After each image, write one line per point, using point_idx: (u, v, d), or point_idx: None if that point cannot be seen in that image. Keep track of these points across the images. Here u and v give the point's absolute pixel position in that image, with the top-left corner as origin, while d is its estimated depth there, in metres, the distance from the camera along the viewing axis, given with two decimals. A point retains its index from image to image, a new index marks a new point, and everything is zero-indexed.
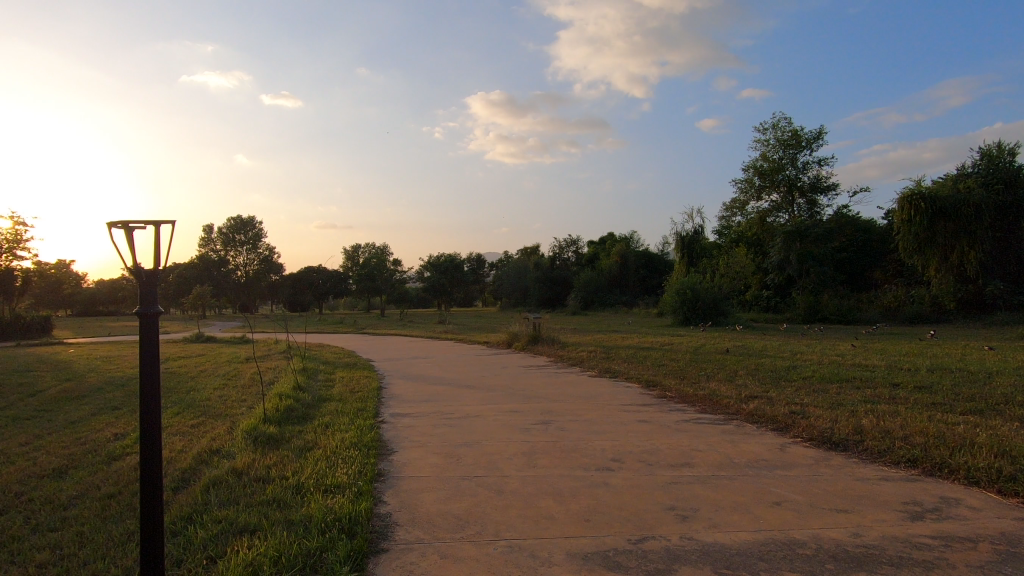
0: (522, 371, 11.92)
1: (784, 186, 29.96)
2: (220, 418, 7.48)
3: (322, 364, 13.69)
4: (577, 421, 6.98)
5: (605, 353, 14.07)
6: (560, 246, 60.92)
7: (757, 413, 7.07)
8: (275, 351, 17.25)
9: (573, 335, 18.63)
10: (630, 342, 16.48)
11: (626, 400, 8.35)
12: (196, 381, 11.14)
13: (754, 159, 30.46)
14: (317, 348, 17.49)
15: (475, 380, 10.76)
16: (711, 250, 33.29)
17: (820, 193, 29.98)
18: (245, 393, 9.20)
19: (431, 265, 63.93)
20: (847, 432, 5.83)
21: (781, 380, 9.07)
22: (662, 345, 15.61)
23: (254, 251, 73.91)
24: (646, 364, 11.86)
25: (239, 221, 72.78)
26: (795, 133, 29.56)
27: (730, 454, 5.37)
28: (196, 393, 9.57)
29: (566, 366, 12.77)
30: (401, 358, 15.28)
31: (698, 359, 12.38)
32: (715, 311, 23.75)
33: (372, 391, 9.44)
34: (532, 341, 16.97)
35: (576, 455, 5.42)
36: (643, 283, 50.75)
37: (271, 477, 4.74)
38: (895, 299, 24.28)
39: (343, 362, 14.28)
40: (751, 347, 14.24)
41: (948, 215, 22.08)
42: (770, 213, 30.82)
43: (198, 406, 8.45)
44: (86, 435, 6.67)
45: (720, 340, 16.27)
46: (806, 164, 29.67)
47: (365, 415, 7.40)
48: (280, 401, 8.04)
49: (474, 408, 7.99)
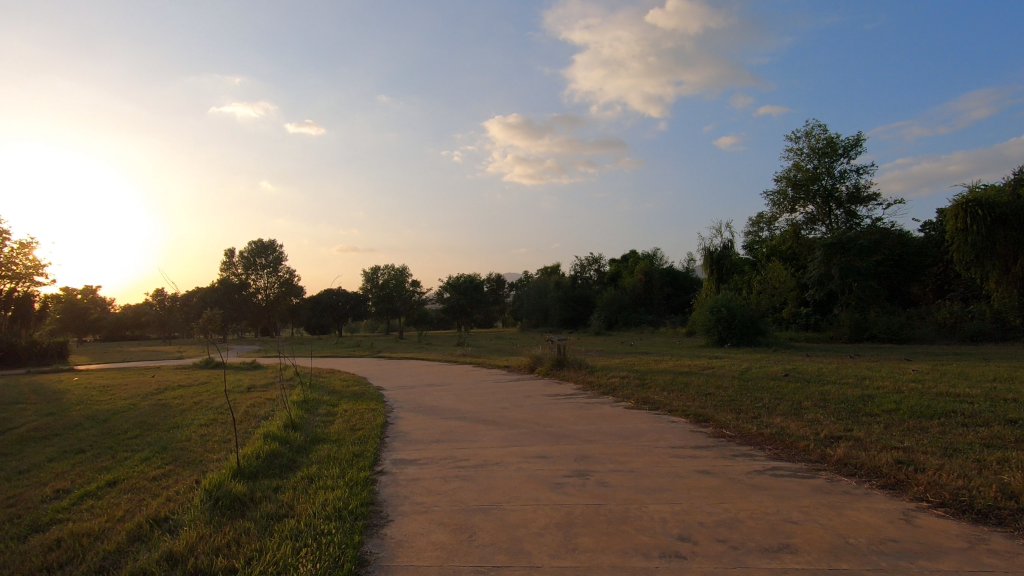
0: (547, 402, 10.54)
1: (820, 197, 28.36)
2: (189, 467, 6.25)
3: (326, 394, 12.48)
4: (622, 473, 5.58)
5: (638, 379, 12.62)
6: (581, 265, 59.51)
7: (851, 462, 5.57)
8: (282, 378, 16.14)
9: (601, 358, 17.19)
10: (664, 366, 14.97)
11: (676, 441, 6.92)
12: (183, 416, 9.99)
13: (786, 169, 28.91)
14: (326, 376, 16.35)
15: (493, 413, 9.42)
16: (742, 265, 31.56)
17: (859, 204, 28.25)
18: (229, 432, 7.98)
19: (450, 286, 62.98)
20: (993, 496, 4.34)
21: (862, 415, 7.53)
22: (702, 369, 14.08)
23: (275, 275, 73.28)
24: (688, 393, 10.38)
25: (260, 246, 72.51)
26: (830, 140, 27.91)
27: (842, 532, 3.93)
28: (178, 432, 8.40)
29: (596, 395, 11.33)
30: (414, 386, 14.02)
31: (748, 385, 10.87)
32: (752, 330, 22.03)
33: (375, 428, 8.16)
34: (557, 365, 15.60)
35: (629, 531, 4.03)
36: (668, 302, 49.08)
37: (213, 571, 3.45)
38: (950, 314, 22.34)
39: (352, 392, 13.06)
40: (803, 371, 12.66)
41: (1010, 224, 20.34)
42: (805, 225, 29.16)
43: (172, 450, 7.23)
44: (19, 493, 5.48)
45: (766, 363, 14.64)
46: (843, 173, 28.01)
47: (362, 463, 6.09)
48: (263, 444, 6.79)
49: (493, 453, 6.65)
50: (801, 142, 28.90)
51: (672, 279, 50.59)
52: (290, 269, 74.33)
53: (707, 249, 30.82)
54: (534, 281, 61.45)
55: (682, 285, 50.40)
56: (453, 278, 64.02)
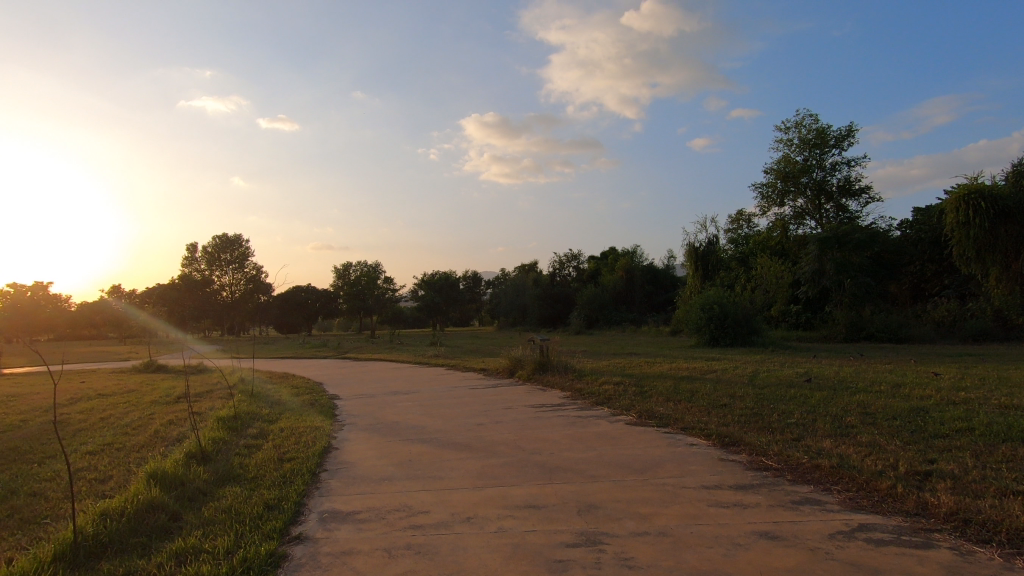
0: (531, 417, 8.79)
1: (810, 190, 27.24)
2: (15, 532, 4.25)
3: (268, 407, 10.46)
4: (651, 541, 3.81)
5: (634, 385, 10.99)
6: (560, 261, 57.90)
7: (975, 520, 3.91)
8: (224, 385, 14.02)
9: (589, 361, 15.50)
10: (661, 369, 13.38)
11: (710, 479, 5.22)
12: (72, 439, 7.85)
13: (775, 161, 27.68)
14: (276, 383, 14.27)
15: (466, 433, 7.60)
16: (728, 262, 30.37)
17: (850, 196, 27.21)
18: (111, 469, 5.96)
19: (424, 283, 60.79)
20: None
21: (933, 438, 5.95)
22: (703, 373, 12.52)
23: (240, 270, 69.07)
24: (699, 404, 8.75)
25: (224, 241, 68.23)
26: (821, 131, 26.70)
27: None
28: (49, 465, 6.35)
29: (588, 406, 9.62)
30: (376, 395, 12.11)
31: (766, 394, 9.28)
32: (746, 329, 20.60)
33: (312, 459, 6.25)
34: (539, 369, 13.88)
35: None
36: (649, 300, 47.94)
37: None
38: (948, 312, 21.41)
39: (301, 404, 11.10)
40: (820, 376, 11.16)
41: (1013, 217, 19.34)
42: (794, 220, 28.07)
43: (16, 496, 5.21)
44: None
45: (773, 367, 13.15)
46: (834, 165, 26.90)
47: (269, 526, 4.18)
48: (139, 491, 4.82)
49: (465, 501, 4.82)
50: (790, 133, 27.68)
51: (652, 276, 49.40)
52: (257, 264, 70.67)
53: (692, 245, 29.52)
54: (511, 278, 59.74)
55: (662, 283, 49.23)
56: (428, 275, 61.85)
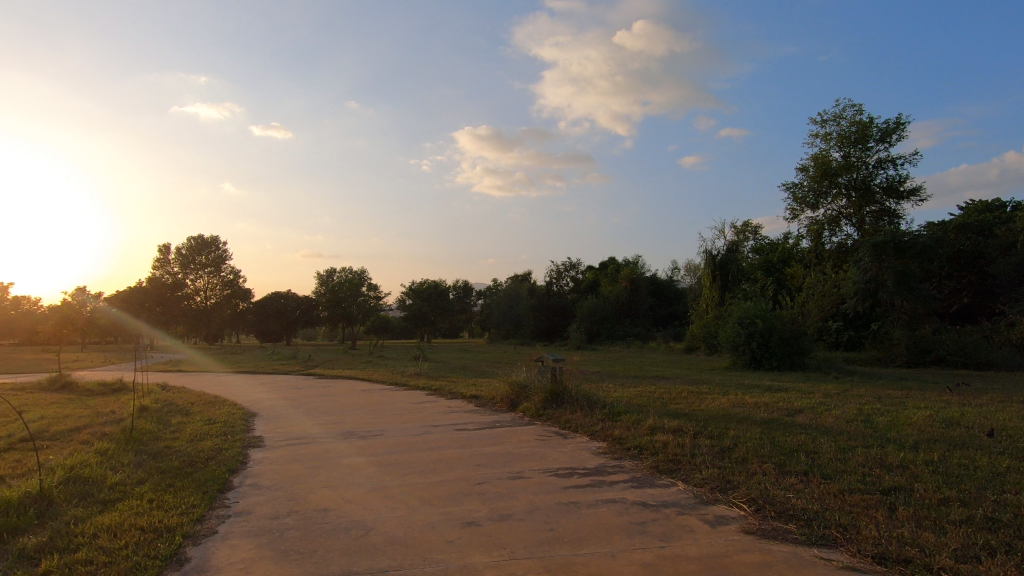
0: (559, 506, 5.00)
1: (851, 190, 23.97)
2: None
3: (135, 463, 6.59)
4: None
5: (703, 436, 7.29)
6: (557, 270, 54.27)
7: None
8: (115, 414, 10.06)
9: (614, 390, 11.76)
10: (720, 405, 9.70)
11: None
12: None
13: (812, 158, 24.37)
14: (189, 414, 10.34)
15: (442, 564, 3.79)
16: (752, 271, 26.97)
17: (896, 198, 23.79)
18: None
19: (412, 291, 56.96)
20: None
21: None
22: (788, 414, 8.85)
23: (217, 274, 65.25)
24: (853, 487, 5.05)
25: (200, 242, 64.27)
26: (864, 124, 23.46)
27: None
28: None
29: (647, 477, 5.90)
30: (319, 439, 8.29)
31: (948, 465, 5.59)
32: (796, 349, 16.98)
33: None
34: (551, 400, 10.21)
35: None
36: (653, 313, 44.51)
37: None
38: None
39: (196, 452, 7.18)
40: (974, 426, 7.54)
41: None
42: (829, 225, 24.87)
43: None
44: None
45: (877, 406, 9.51)
46: (879, 163, 23.59)
47: None
48: None
49: None
50: (826, 126, 24.43)
51: (656, 288, 45.91)
52: (234, 268, 66.61)
53: (710, 252, 26.17)
54: (504, 288, 56.12)
55: (667, 295, 45.76)
56: (416, 283, 58.07)
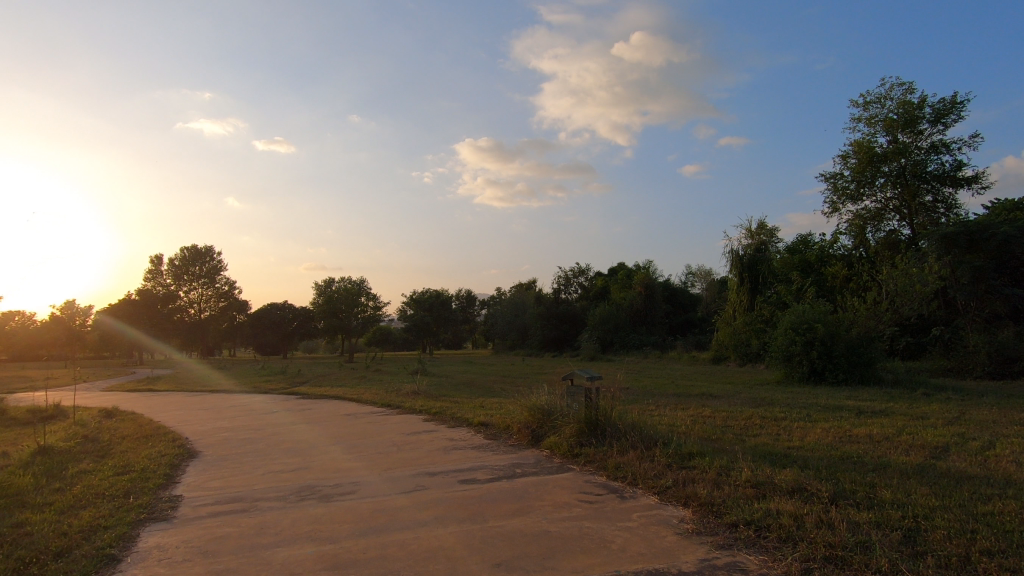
0: None
1: (899, 179, 21.42)
2: None
3: None
4: None
5: (848, 504, 4.63)
6: (565, 277, 51.55)
7: None
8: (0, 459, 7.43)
9: (664, 415, 9.11)
10: (822, 441, 7.02)
11: None
12: None
13: (854, 145, 21.89)
14: (102, 457, 7.69)
15: None
16: (788, 273, 24.39)
17: (952, 186, 21.12)
18: None
19: (413, 301, 54.14)
20: None
21: None
22: (935, 456, 6.15)
23: (211, 286, 62.68)
24: None
25: (193, 252, 61.73)
26: (913, 105, 20.93)
27: None
28: None
29: None
30: (263, 503, 5.66)
31: None
32: (865, 360, 14.29)
33: None
34: (587, 433, 7.59)
35: None
36: (667, 320, 41.77)
37: None
38: None
39: (51, 539, 4.54)
40: None
41: None
42: (873, 220, 22.39)
43: None
44: None
45: None
46: (932, 147, 21.00)
47: None
48: None
49: None
50: (870, 110, 21.95)
51: (670, 294, 43.21)
52: (230, 278, 64.07)
53: (739, 252, 23.69)
54: (510, 296, 53.45)
55: (681, 301, 43.13)
56: (417, 292, 55.33)
